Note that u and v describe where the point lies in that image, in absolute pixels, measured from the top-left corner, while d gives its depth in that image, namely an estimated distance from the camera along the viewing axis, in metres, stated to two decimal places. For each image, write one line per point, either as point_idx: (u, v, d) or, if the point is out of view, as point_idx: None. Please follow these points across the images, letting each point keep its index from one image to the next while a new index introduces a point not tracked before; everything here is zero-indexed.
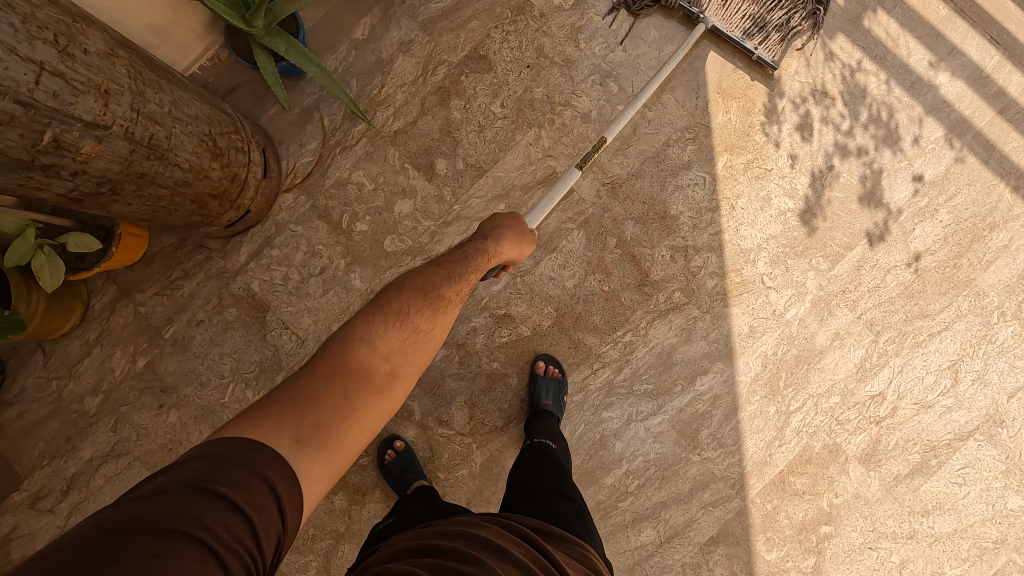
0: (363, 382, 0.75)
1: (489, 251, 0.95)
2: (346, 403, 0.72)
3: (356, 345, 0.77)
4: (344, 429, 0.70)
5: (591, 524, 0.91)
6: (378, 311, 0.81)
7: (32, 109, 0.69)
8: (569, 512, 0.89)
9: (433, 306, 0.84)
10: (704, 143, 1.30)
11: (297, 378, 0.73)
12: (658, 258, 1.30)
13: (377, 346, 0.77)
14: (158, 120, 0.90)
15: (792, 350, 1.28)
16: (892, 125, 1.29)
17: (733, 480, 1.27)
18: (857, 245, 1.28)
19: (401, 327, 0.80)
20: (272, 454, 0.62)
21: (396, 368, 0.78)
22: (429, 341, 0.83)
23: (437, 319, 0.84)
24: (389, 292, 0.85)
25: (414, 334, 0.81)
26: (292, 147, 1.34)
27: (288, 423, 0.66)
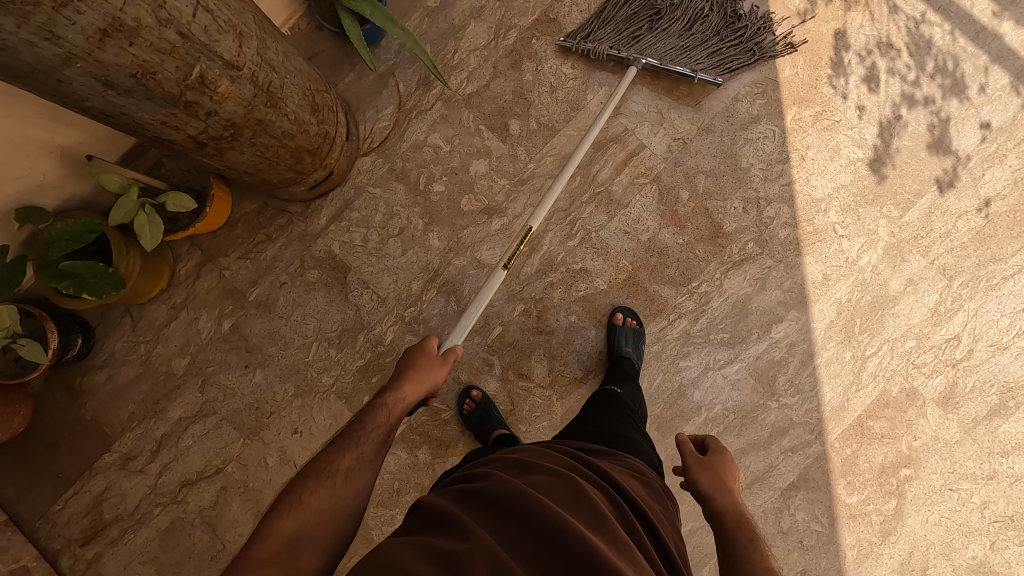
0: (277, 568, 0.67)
1: (390, 400, 0.92)
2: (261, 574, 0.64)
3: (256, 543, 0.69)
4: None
5: (642, 449, 0.99)
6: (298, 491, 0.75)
7: (188, 42, 0.72)
8: (617, 437, 0.99)
9: (339, 484, 0.77)
10: (772, 97, 1.33)
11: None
12: (730, 209, 1.33)
13: (283, 533, 0.71)
14: (274, 68, 0.94)
15: (866, 297, 1.30)
16: (958, 74, 1.32)
17: (812, 425, 1.29)
18: (928, 191, 1.30)
19: (303, 513, 0.72)
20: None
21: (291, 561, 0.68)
22: (350, 503, 0.77)
23: (363, 470, 0.81)
24: (314, 463, 0.80)
25: (336, 487, 0.77)
26: (369, 112, 1.37)
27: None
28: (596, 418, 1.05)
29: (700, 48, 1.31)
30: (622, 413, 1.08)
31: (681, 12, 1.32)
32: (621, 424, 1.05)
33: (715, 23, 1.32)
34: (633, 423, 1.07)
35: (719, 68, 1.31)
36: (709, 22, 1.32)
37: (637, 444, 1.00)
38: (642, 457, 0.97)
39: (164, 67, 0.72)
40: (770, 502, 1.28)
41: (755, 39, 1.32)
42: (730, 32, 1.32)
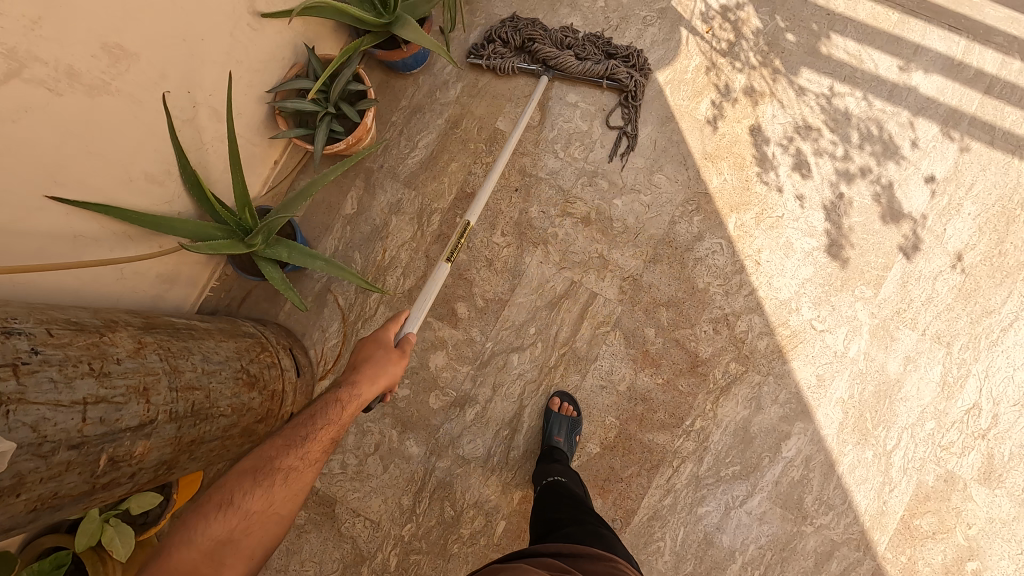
0: (200, 574, 0.69)
1: (344, 400, 0.91)
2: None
3: (175, 548, 0.70)
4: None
5: (613, 542, 0.92)
6: (228, 492, 0.77)
7: (84, 446, 0.69)
8: (584, 536, 0.93)
9: (277, 478, 0.80)
10: (708, 210, 1.29)
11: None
12: (701, 335, 1.27)
13: (209, 539, 0.72)
14: (195, 385, 0.90)
15: (868, 387, 1.22)
16: (885, 137, 1.28)
17: (857, 540, 1.19)
18: (894, 262, 1.24)
19: (229, 506, 0.75)
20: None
21: (229, 560, 0.72)
22: (304, 480, 0.82)
23: (307, 468, 0.84)
24: (253, 456, 0.83)
25: (257, 515, 0.76)
26: (315, 335, 1.35)
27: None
28: (559, 529, 0.99)
29: (594, 68, 1.31)
30: (589, 514, 1.02)
31: (558, 39, 1.33)
32: (583, 520, 0.99)
33: (593, 52, 1.33)
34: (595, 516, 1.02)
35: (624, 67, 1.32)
36: (575, 48, 1.33)
37: (608, 539, 0.92)
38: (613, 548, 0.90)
39: (65, 481, 0.68)
40: None
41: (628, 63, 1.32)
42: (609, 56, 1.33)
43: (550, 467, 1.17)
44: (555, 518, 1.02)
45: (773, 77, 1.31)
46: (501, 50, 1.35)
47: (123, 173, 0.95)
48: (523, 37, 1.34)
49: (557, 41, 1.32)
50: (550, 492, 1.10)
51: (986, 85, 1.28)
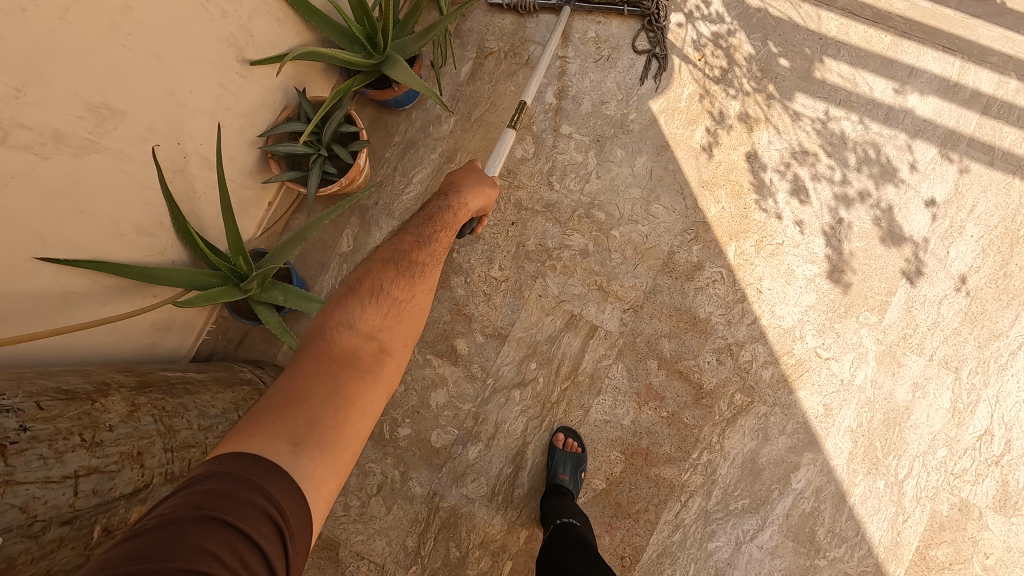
0: (345, 366, 0.69)
1: (455, 208, 0.98)
2: (345, 393, 0.67)
3: (335, 330, 0.73)
4: (355, 425, 0.65)
5: None
6: (344, 314, 0.75)
7: (76, 520, 0.68)
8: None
9: (409, 274, 0.84)
10: (707, 239, 1.28)
11: (297, 369, 0.68)
12: (704, 365, 1.25)
13: (339, 346, 0.71)
14: (191, 442, 0.89)
15: (877, 415, 1.20)
16: (883, 160, 1.27)
17: (872, 573, 1.16)
18: (898, 287, 1.23)
19: (379, 301, 0.78)
20: (267, 466, 0.55)
21: (386, 344, 0.75)
22: (411, 310, 0.81)
23: (409, 299, 0.82)
24: (372, 262, 0.84)
25: (396, 309, 0.80)
26: None
27: (280, 426, 0.61)
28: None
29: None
30: (603, 569, 0.97)
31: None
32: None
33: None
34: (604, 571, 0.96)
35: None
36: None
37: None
38: None
39: (57, 558, 0.67)
40: None
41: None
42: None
43: (559, 508, 1.13)
44: (565, 569, 0.96)
45: (767, 103, 1.30)
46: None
47: (112, 228, 0.94)
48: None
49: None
50: (565, 537, 1.05)
51: (983, 106, 1.27)
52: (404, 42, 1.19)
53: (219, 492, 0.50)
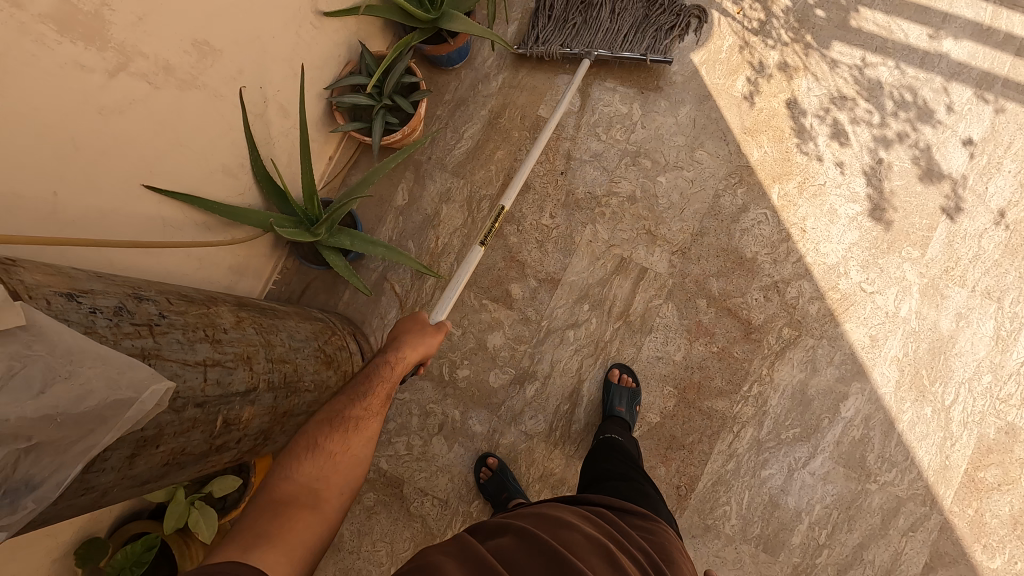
0: (281, 512, 0.70)
1: (392, 361, 1.00)
2: (291, 520, 0.69)
3: (277, 484, 0.76)
4: (298, 541, 0.67)
5: (654, 506, 0.97)
6: (284, 469, 0.78)
7: (206, 405, 0.73)
8: (634, 492, 0.98)
9: (345, 426, 0.85)
10: (751, 182, 1.33)
11: (245, 519, 0.69)
12: (752, 303, 1.30)
13: (273, 496, 0.73)
14: (285, 358, 0.95)
15: (922, 345, 1.24)
16: (920, 103, 1.31)
17: (922, 496, 1.21)
18: (939, 223, 1.27)
19: (315, 452, 0.80)
20: (236, 564, 0.59)
21: (321, 490, 0.77)
22: (355, 454, 0.83)
23: (369, 419, 0.90)
24: (317, 419, 0.88)
25: (335, 462, 0.80)
26: (374, 322, 1.39)
27: (240, 544, 0.63)
28: (607, 480, 1.04)
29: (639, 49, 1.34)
30: (636, 468, 1.08)
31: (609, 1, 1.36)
32: (629, 477, 1.04)
33: (638, 10, 1.36)
34: (639, 474, 1.07)
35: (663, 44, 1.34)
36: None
37: (656, 500, 0.98)
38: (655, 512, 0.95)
39: (190, 439, 0.72)
40: None
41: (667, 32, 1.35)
42: (650, 16, 1.36)
43: (608, 424, 1.22)
44: (605, 469, 1.08)
45: (805, 52, 1.36)
46: (547, 34, 1.38)
47: (205, 166, 1.01)
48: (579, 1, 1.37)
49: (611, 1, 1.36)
50: (603, 447, 1.15)
51: (1016, 48, 1.31)
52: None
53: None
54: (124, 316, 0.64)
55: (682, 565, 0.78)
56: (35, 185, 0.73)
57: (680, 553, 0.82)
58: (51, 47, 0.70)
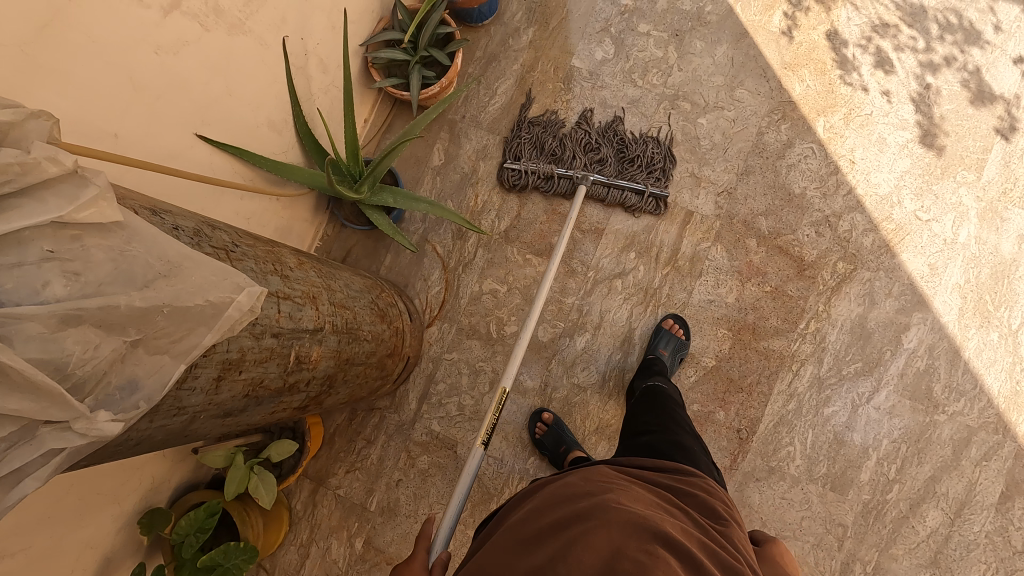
0: None
1: None
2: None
3: None
4: None
5: (700, 459, 0.93)
6: None
7: (281, 337, 0.72)
8: (669, 446, 0.94)
9: None
10: (794, 117, 1.30)
11: None
12: (804, 239, 1.27)
13: None
14: (345, 306, 0.94)
15: (984, 270, 1.21)
16: (966, 25, 1.27)
17: (994, 424, 1.17)
18: (993, 145, 1.23)
19: None
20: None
21: None
22: None
23: None
24: None
25: None
26: (418, 284, 1.38)
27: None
28: (643, 435, 1.01)
29: (632, 192, 1.30)
30: (677, 421, 1.02)
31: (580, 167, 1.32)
32: (670, 426, 1.00)
33: (610, 165, 1.32)
34: (685, 425, 1.02)
35: (652, 175, 1.31)
36: (591, 154, 1.34)
37: (695, 452, 0.94)
38: (704, 470, 0.90)
39: (267, 371, 0.71)
40: (988, 523, 1.14)
41: (648, 172, 1.31)
42: (624, 166, 1.32)
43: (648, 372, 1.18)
44: (641, 421, 1.05)
45: None
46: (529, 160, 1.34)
47: (252, 118, 1.00)
48: (548, 170, 1.32)
49: (584, 166, 1.32)
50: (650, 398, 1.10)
51: None
52: None
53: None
54: (203, 237, 0.63)
55: (719, 517, 0.76)
56: (97, 124, 0.72)
57: (718, 503, 0.80)
58: None
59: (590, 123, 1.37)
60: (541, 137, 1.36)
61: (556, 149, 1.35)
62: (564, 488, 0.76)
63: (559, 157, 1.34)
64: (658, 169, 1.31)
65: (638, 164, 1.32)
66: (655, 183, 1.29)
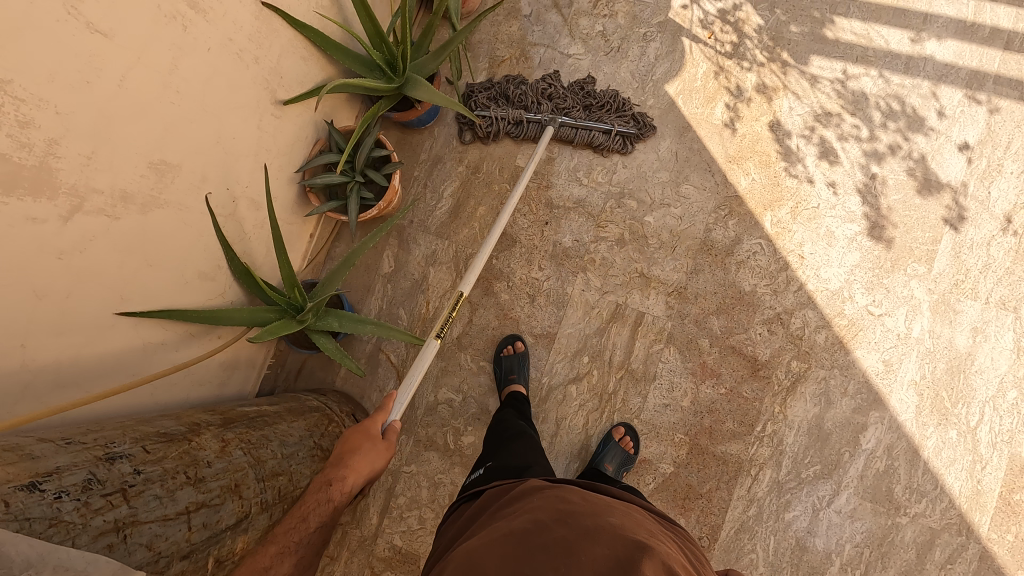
0: None
1: None
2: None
3: None
4: None
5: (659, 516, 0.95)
6: None
7: (193, 554, 0.72)
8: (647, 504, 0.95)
9: None
10: (742, 213, 1.29)
11: None
12: (757, 338, 1.25)
13: None
14: (278, 471, 0.93)
15: (940, 366, 1.19)
16: (910, 111, 1.25)
17: (957, 525, 1.15)
18: (943, 235, 1.21)
19: None
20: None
21: None
22: None
23: None
24: None
25: None
26: (374, 395, 1.36)
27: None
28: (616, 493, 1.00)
29: (600, 132, 1.32)
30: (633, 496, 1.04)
31: (546, 112, 1.34)
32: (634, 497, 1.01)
33: (576, 109, 1.34)
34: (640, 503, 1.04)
35: (618, 118, 1.32)
36: (556, 100, 1.35)
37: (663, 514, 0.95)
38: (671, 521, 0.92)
39: None
40: None
41: (615, 113, 1.32)
42: (590, 110, 1.33)
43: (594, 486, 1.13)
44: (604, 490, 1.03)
45: (783, 70, 1.31)
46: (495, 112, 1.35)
47: (178, 276, 0.99)
48: (516, 116, 1.34)
49: (551, 111, 1.34)
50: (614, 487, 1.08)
51: (1005, 41, 1.25)
52: (423, 61, 1.24)
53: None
54: (94, 489, 0.62)
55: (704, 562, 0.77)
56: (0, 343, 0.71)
57: (701, 551, 0.81)
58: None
59: (549, 75, 1.38)
60: (505, 85, 1.37)
61: (521, 96, 1.36)
62: (559, 501, 0.74)
63: (525, 104, 1.36)
64: (626, 112, 1.33)
65: (603, 107, 1.33)
66: (621, 123, 1.31)
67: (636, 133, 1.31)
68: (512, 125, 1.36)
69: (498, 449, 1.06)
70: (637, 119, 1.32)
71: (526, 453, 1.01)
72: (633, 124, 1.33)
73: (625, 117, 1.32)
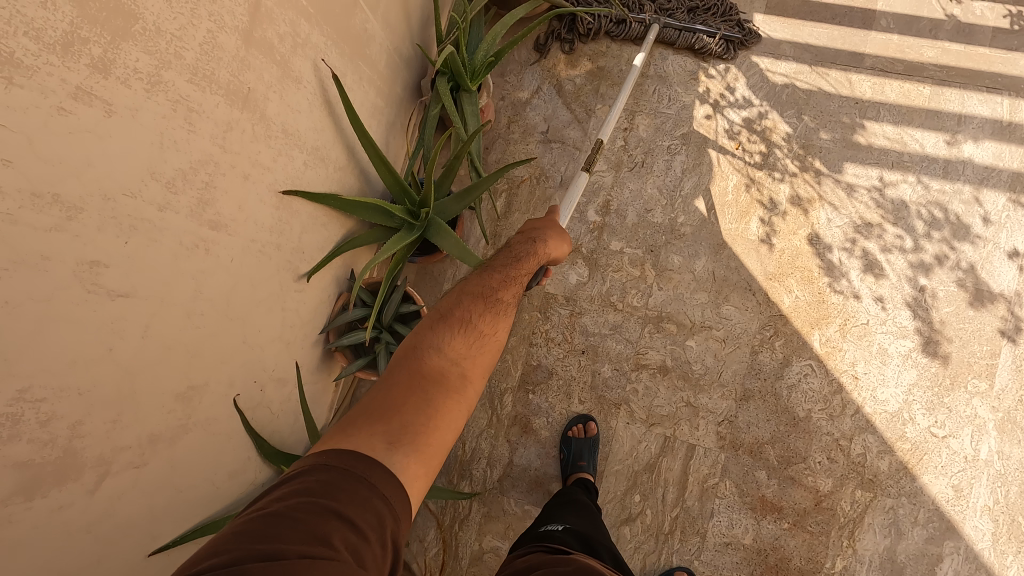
0: None
1: None
2: (485, 321, 0.82)
3: None
4: None
5: None
6: None
7: None
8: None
9: None
10: (788, 332, 1.23)
11: None
12: (816, 467, 1.19)
13: None
14: None
15: (1013, 489, 1.13)
16: (953, 218, 1.21)
17: None
18: (1001, 348, 1.17)
19: None
20: (369, 461, 0.59)
21: None
22: None
23: None
24: None
25: None
26: (413, 546, 1.26)
27: (376, 425, 0.64)
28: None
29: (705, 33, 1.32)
30: None
31: (650, 12, 1.36)
32: None
33: (679, 11, 1.36)
34: None
35: (723, 20, 1.33)
36: (659, 4, 1.38)
37: None
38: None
39: None
40: None
41: (721, 18, 1.33)
42: (694, 14, 1.35)
43: None
44: None
45: (817, 180, 1.26)
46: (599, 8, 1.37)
47: (207, 487, 0.91)
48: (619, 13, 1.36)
49: (655, 12, 1.36)
50: None
51: None
52: (445, 204, 1.16)
53: (331, 482, 0.56)
54: None
55: None
56: None
57: None
58: (22, 516, 0.60)
59: None
60: None
61: None
62: None
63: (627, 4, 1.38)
64: (732, 17, 1.33)
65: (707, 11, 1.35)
66: (726, 24, 1.32)
67: (742, 36, 1.32)
68: (613, 26, 1.38)
69: (561, 511, 1.04)
70: (740, 23, 1.33)
71: (587, 522, 1.01)
72: (738, 28, 1.33)
73: (727, 20, 1.33)
